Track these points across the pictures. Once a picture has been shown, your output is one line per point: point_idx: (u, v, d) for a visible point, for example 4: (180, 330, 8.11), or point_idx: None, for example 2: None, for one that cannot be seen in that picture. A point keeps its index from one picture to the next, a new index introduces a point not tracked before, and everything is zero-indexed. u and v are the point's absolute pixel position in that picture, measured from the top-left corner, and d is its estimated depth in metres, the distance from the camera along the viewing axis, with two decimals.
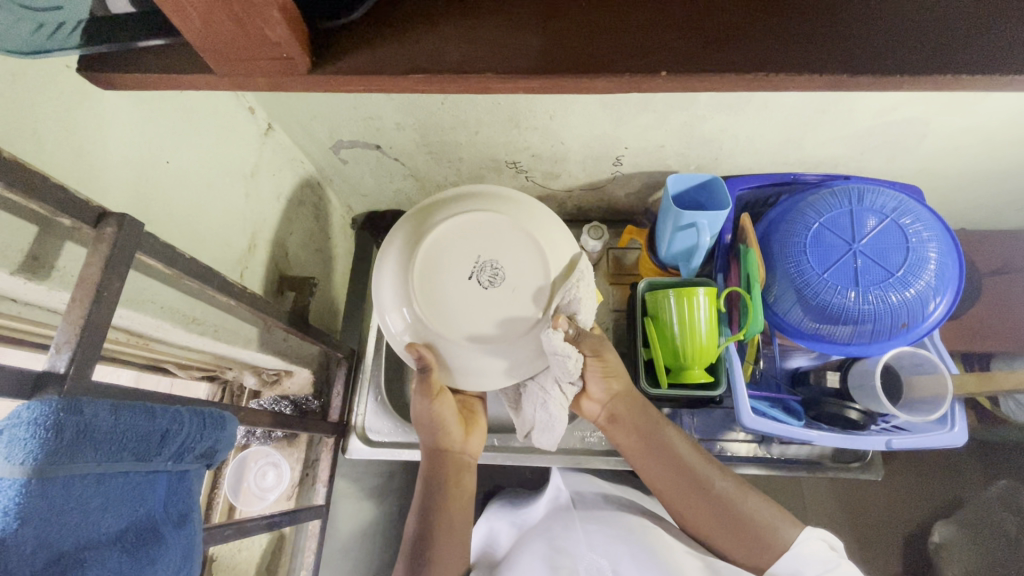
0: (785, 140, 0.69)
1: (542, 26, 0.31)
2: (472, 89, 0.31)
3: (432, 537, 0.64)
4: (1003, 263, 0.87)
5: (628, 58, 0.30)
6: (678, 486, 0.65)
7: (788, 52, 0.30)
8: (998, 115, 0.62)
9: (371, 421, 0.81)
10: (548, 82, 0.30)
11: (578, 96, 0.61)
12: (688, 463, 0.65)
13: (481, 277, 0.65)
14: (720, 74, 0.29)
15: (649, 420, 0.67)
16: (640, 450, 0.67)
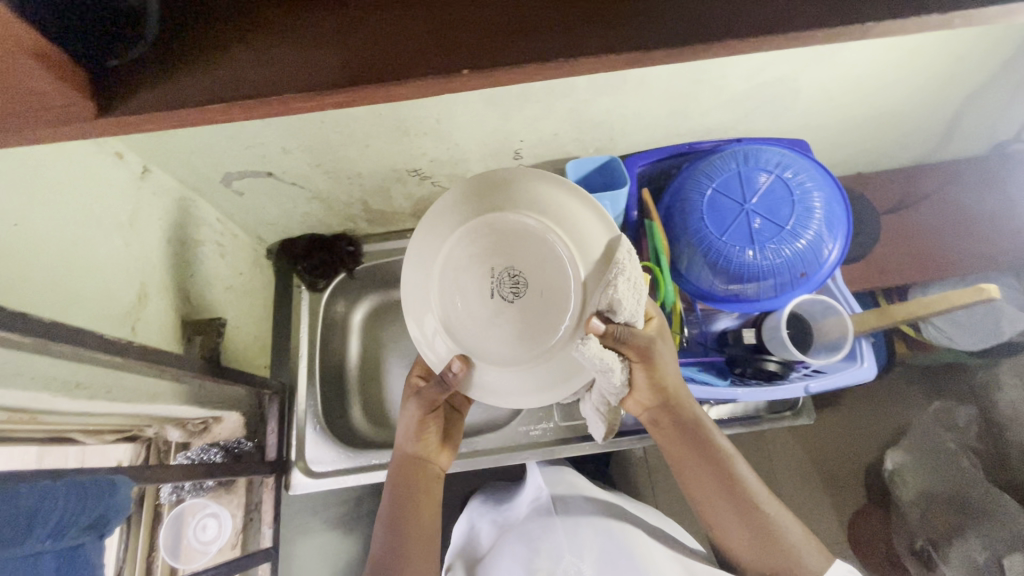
0: (671, 113, 0.71)
1: (338, 39, 0.30)
2: (278, 111, 0.31)
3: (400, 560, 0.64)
4: (899, 199, 0.93)
5: (427, 60, 0.30)
6: (719, 502, 0.61)
7: (584, 33, 0.29)
8: (857, 63, 0.66)
9: (312, 453, 0.80)
10: (349, 96, 0.30)
11: (456, 97, 0.61)
12: (731, 479, 0.61)
13: (503, 290, 0.55)
14: (517, 67, 0.29)
15: (695, 431, 0.64)
16: (687, 460, 0.64)
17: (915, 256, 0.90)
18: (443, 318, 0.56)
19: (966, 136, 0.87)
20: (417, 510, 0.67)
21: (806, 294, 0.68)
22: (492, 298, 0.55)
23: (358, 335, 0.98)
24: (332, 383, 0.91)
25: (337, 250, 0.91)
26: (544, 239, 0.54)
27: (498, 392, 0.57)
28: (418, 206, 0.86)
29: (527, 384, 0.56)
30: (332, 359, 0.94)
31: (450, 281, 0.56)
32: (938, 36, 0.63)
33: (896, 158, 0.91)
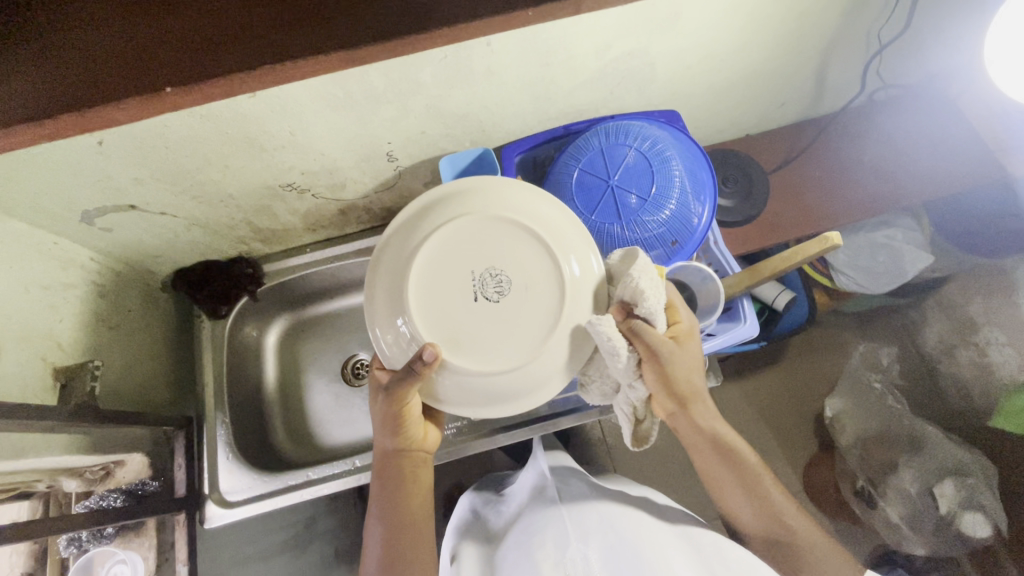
0: (534, 98, 0.71)
1: (115, 69, 0.40)
2: (75, 126, 0.40)
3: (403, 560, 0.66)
4: (785, 156, 0.95)
5: (182, 71, 0.40)
6: (744, 506, 0.67)
7: (294, 45, 0.41)
8: (702, 27, 0.66)
9: (226, 482, 0.79)
10: (124, 108, 0.40)
11: (299, 104, 0.60)
12: (753, 483, 0.66)
13: (488, 292, 0.58)
14: (244, 72, 0.40)
15: (722, 445, 0.67)
16: (716, 469, 0.67)
17: (806, 209, 0.93)
18: (430, 327, 0.57)
19: (836, 88, 0.89)
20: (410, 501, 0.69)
21: (683, 262, 0.69)
22: (478, 300, 0.58)
23: (273, 357, 0.97)
24: (248, 409, 0.90)
25: (234, 274, 0.89)
26: (519, 236, 0.58)
27: (499, 397, 0.59)
28: (308, 220, 0.85)
29: (521, 382, 0.58)
30: (247, 386, 0.92)
31: (429, 293, 0.58)
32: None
33: (777, 117, 0.93)
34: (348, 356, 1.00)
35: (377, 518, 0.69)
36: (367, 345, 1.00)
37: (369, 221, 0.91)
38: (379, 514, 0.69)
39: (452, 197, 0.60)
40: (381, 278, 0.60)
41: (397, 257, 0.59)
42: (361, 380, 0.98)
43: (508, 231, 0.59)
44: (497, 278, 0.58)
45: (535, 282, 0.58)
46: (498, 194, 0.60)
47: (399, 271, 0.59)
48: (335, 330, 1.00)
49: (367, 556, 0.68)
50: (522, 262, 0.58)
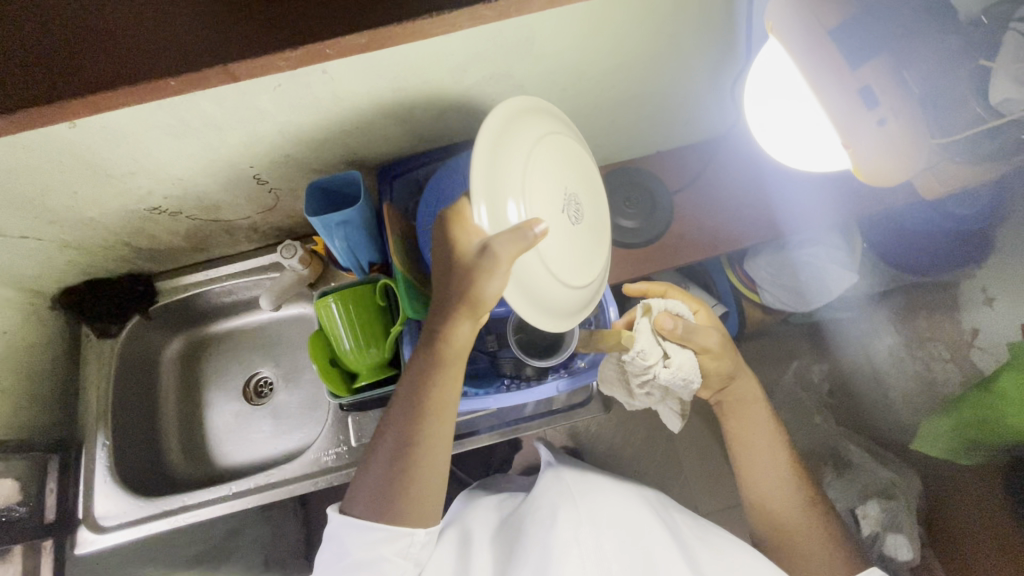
0: (400, 121, 0.69)
1: None
2: None
3: (426, 459, 0.59)
4: (694, 173, 0.92)
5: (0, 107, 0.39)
6: (758, 486, 0.71)
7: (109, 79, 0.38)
8: (564, 49, 0.62)
9: (101, 508, 0.79)
10: None
11: (129, 132, 0.58)
12: (777, 453, 0.71)
13: (571, 211, 0.59)
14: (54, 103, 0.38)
15: (753, 421, 0.72)
16: (744, 443, 0.72)
17: (713, 229, 0.90)
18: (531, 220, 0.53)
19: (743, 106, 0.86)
20: (428, 420, 0.58)
21: None
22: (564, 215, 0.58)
23: (173, 374, 0.96)
24: (139, 429, 0.89)
25: (123, 292, 0.87)
26: (590, 168, 0.64)
27: (563, 314, 0.59)
28: (192, 239, 0.83)
29: (578, 303, 0.61)
30: (141, 404, 0.91)
31: (531, 187, 0.54)
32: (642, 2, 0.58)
33: (685, 135, 0.90)
34: (251, 374, 0.98)
35: (398, 420, 0.59)
36: (270, 363, 0.98)
37: (262, 239, 0.89)
38: (399, 417, 0.59)
39: (534, 106, 0.60)
40: (485, 153, 0.52)
41: (500, 142, 0.53)
42: (263, 399, 0.97)
43: (581, 157, 0.63)
44: (578, 201, 0.61)
45: (594, 212, 0.64)
46: (568, 123, 0.64)
47: (503, 156, 0.53)
48: (238, 347, 0.98)
49: (376, 454, 0.60)
50: (588, 191, 0.63)
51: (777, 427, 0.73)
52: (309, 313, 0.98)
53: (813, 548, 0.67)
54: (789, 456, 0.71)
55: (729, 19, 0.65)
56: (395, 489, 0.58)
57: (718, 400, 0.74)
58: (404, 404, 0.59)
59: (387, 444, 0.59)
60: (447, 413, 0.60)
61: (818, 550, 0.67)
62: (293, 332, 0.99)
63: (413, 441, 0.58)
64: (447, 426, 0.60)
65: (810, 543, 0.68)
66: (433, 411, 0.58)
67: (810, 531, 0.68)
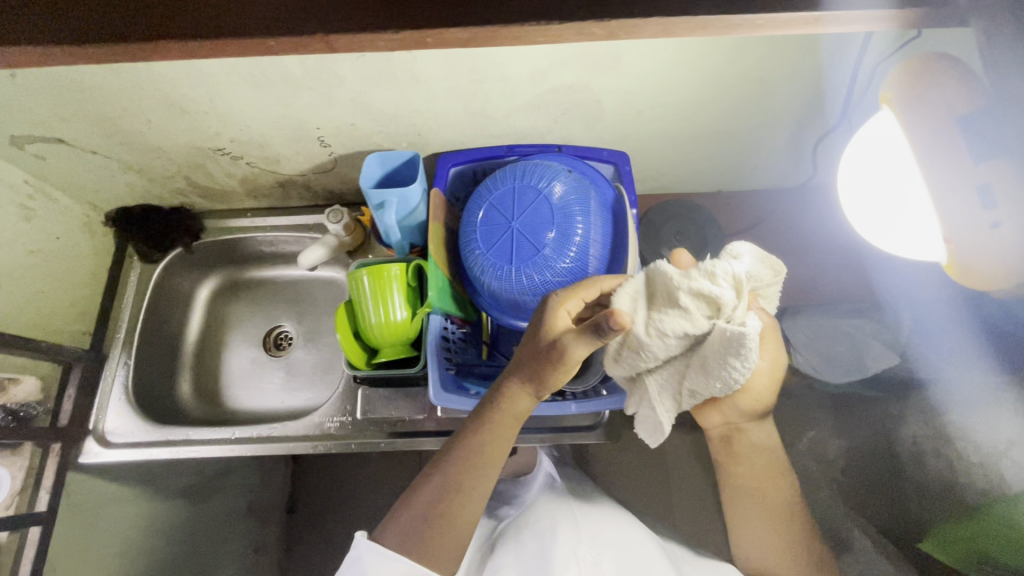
0: (470, 112, 0.69)
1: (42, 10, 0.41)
2: None
3: (464, 499, 0.54)
4: (752, 221, 0.90)
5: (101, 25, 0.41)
6: (752, 530, 0.65)
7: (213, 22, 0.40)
8: (648, 72, 0.61)
9: (112, 423, 0.82)
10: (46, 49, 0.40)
11: (209, 71, 0.59)
12: (781, 502, 0.64)
13: None
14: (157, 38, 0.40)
15: (762, 461, 0.65)
16: (744, 485, 0.66)
17: None
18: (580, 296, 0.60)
19: (816, 164, 0.84)
20: (481, 462, 0.55)
21: None
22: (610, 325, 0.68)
23: (201, 310, 0.98)
24: (159, 355, 0.91)
25: (172, 223, 0.90)
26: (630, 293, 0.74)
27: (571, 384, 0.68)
28: (246, 186, 0.84)
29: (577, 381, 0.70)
30: (166, 333, 0.93)
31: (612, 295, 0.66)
32: (741, 45, 0.56)
33: (750, 179, 0.87)
34: (274, 325, 1.00)
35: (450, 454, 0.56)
36: (295, 320, 1.00)
37: (311, 199, 0.91)
38: (451, 453, 0.56)
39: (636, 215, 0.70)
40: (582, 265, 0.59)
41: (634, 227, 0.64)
42: (280, 351, 0.98)
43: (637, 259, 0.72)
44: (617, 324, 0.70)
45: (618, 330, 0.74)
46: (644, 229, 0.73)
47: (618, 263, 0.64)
48: (267, 297, 1.01)
49: (416, 490, 0.55)
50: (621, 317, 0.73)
51: (788, 472, 0.66)
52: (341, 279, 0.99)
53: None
54: (795, 503, 0.65)
55: (826, 72, 0.63)
56: (434, 529, 0.53)
57: (717, 434, 0.68)
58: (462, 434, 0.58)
59: (436, 479, 0.55)
60: (493, 462, 0.56)
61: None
62: (322, 294, 1.00)
63: (463, 476, 0.55)
64: (490, 476, 0.56)
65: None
66: (487, 450, 0.56)
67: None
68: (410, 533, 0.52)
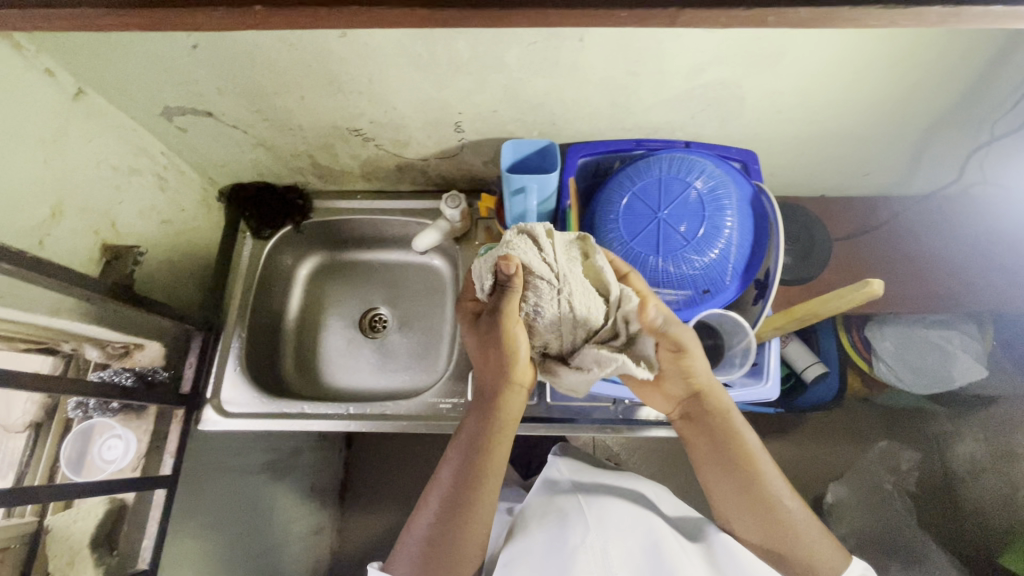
0: (613, 103, 0.70)
1: None
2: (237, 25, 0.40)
3: (469, 511, 0.61)
4: (857, 227, 0.90)
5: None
6: (733, 501, 0.63)
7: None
8: (804, 71, 0.62)
9: (228, 393, 0.84)
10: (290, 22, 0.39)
11: (379, 52, 0.61)
12: (739, 468, 0.62)
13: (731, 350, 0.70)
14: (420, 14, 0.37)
15: (713, 429, 0.63)
16: (704, 455, 0.65)
17: None
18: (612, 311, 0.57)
19: (930, 172, 0.84)
20: (481, 473, 0.61)
21: (716, 310, 0.67)
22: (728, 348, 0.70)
23: (301, 288, 1.00)
24: (265, 330, 0.93)
25: (286, 201, 0.92)
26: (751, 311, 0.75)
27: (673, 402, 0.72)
28: (365, 168, 0.86)
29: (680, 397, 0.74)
30: (270, 310, 0.95)
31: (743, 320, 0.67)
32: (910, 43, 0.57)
33: (859, 184, 0.88)
34: (368, 308, 1.01)
35: (454, 466, 0.63)
36: (390, 303, 1.01)
37: (422, 184, 0.92)
38: (455, 463, 0.62)
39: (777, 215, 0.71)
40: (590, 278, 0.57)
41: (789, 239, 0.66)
42: (375, 333, 0.99)
43: None
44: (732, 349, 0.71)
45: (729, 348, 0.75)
46: None
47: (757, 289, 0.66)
48: (363, 280, 1.02)
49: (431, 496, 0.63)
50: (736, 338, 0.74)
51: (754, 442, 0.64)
52: (437, 265, 1.00)
53: (807, 553, 0.62)
54: (766, 461, 0.64)
55: (975, 80, 0.64)
56: (446, 528, 0.60)
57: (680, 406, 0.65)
58: (459, 449, 0.63)
59: (443, 488, 0.62)
60: (492, 470, 0.62)
61: (809, 557, 0.62)
62: (417, 279, 1.01)
63: (468, 495, 0.61)
64: (493, 487, 0.62)
65: (800, 552, 0.62)
66: (485, 464, 0.62)
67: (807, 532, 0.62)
68: (428, 550, 0.60)
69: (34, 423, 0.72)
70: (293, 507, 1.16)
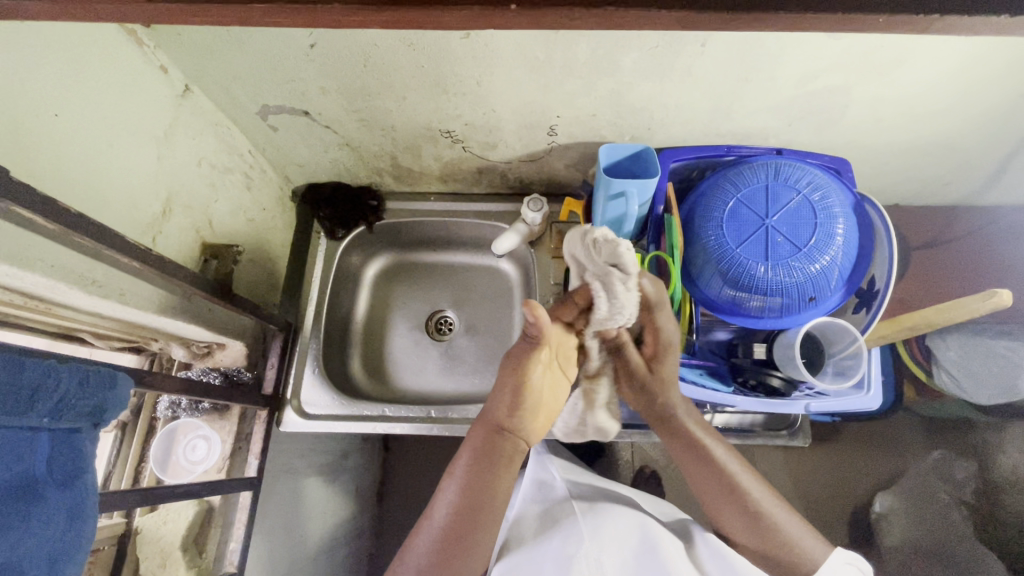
0: (714, 109, 0.70)
1: None
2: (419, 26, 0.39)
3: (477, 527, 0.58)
4: (932, 236, 0.91)
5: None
6: (715, 497, 0.65)
7: None
8: (918, 80, 0.62)
9: (307, 394, 0.83)
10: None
11: (496, 54, 0.60)
12: (714, 465, 0.65)
13: (834, 365, 0.69)
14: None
15: (683, 430, 0.67)
16: (684, 459, 0.67)
17: (938, 295, 0.88)
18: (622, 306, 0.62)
19: (1013, 183, 0.84)
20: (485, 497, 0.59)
21: (820, 318, 0.67)
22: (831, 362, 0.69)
23: (369, 289, 0.99)
24: (336, 331, 0.93)
25: (361, 202, 0.91)
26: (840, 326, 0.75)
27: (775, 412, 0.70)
28: (446, 170, 0.86)
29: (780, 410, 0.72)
30: (339, 311, 0.94)
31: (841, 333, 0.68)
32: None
33: (937, 194, 0.88)
34: (434, 310, 1.01)
35: (454, 489, 0.60)
36: (457, 306, 1.00)
37: (497, 186, 0.92)
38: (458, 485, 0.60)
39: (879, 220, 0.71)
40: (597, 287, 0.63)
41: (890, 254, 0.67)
42: (442, 336, 0.98)
43: None
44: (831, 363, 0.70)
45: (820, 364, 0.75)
46: None
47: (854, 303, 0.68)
48: (429, 282, 1.01)
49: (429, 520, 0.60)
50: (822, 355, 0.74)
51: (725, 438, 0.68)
52: (505, 268, 1.00)
53: (790, 546, 0.62)
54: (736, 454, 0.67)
55: None
56: (449, 553, 0.57)
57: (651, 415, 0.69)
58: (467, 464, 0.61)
59: (443, 510, 0.59)
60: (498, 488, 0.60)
61: (796, 549, 0.62)
62: (484, 283, 1.01)
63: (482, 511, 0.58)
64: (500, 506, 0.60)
65: (785, 543, 0.62)
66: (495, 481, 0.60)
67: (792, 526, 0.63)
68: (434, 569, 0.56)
69: (120, 423, 0.72)
70: (344, 509, 1.15)
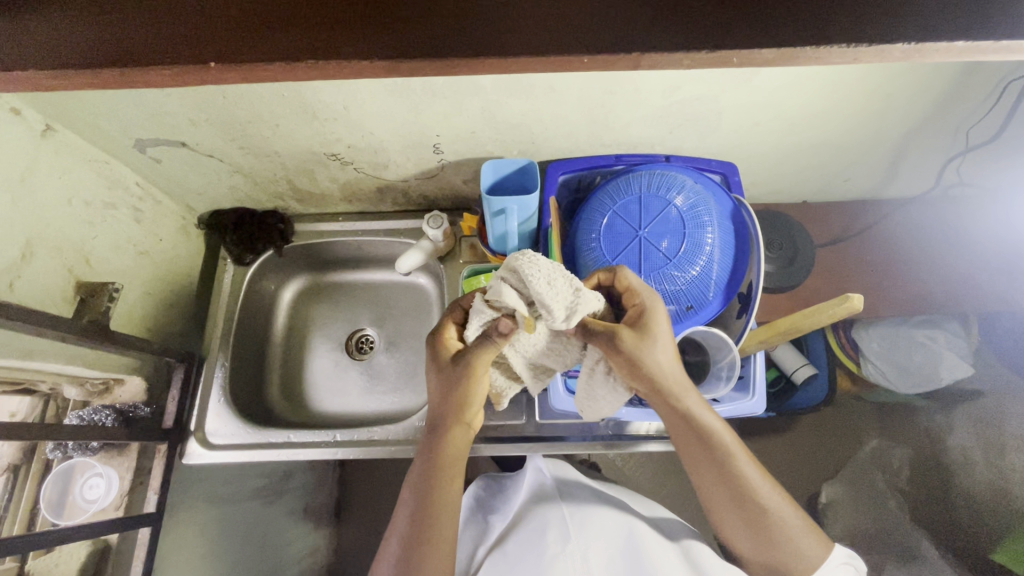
0: (591, 121, 0.69)
1: None
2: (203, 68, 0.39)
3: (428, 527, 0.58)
4: (839, 232, 0.91)
5: None
6: (725, 510, 0.60)
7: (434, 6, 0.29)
8: (780, 88, 0.62)
9: (212, 425, 0.84)
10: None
11: (353, 82, 0.59)
12: (727, 478, 0.58)
13: (718, 370, 0.68)
14: None
15: (694, 428, 0.58)
16: (705, 474, 0.60)
17: (844, 290, 0.89)
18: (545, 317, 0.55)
19: (911, 175, 0.85)
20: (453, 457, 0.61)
21: (700, 326, 0.67)
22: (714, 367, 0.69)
23: (286, 310, 0.99)
24: (250, 356, 0.92)
25: (266, 225, 0.90)
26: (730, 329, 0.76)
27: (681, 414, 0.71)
28: (345, 190, 0.85)
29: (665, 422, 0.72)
30: (254, 335, 0.94)
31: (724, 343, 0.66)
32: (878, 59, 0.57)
33: (839, 191, 0.89)
34: (355, 329, 0.99)
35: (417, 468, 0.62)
36: (377, 323, 0.99)
37: (403, 202, 0.91)
38: (413, 494, 0.60)
39: None
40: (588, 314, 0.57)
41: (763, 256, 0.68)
42: (363, 354, 0.97)
43: None
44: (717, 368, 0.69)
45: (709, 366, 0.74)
46: None
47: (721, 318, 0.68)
48: (348, 301, 1.00)
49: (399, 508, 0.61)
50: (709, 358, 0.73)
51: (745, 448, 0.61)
52: (422, 283, 0.98)
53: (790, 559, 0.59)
54: (746, 451, 0.60)
55: (947, 91, 0.65)
56: (416, 558, 0.56)
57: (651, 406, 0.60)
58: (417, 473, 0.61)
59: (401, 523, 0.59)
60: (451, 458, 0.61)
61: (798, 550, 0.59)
62: (403, 298, 0.99)
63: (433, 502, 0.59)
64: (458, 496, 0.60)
65: (785, 557, 0.59)
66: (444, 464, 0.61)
67: (802, 529, 0.60)
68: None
69: (11, 465, 0.66)
70: (288, 532, 1.13)
